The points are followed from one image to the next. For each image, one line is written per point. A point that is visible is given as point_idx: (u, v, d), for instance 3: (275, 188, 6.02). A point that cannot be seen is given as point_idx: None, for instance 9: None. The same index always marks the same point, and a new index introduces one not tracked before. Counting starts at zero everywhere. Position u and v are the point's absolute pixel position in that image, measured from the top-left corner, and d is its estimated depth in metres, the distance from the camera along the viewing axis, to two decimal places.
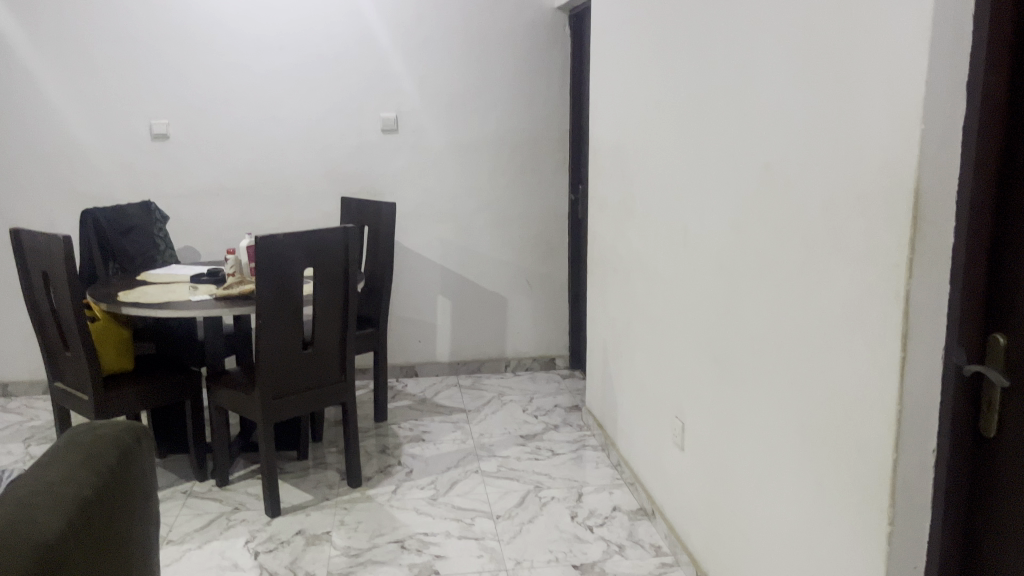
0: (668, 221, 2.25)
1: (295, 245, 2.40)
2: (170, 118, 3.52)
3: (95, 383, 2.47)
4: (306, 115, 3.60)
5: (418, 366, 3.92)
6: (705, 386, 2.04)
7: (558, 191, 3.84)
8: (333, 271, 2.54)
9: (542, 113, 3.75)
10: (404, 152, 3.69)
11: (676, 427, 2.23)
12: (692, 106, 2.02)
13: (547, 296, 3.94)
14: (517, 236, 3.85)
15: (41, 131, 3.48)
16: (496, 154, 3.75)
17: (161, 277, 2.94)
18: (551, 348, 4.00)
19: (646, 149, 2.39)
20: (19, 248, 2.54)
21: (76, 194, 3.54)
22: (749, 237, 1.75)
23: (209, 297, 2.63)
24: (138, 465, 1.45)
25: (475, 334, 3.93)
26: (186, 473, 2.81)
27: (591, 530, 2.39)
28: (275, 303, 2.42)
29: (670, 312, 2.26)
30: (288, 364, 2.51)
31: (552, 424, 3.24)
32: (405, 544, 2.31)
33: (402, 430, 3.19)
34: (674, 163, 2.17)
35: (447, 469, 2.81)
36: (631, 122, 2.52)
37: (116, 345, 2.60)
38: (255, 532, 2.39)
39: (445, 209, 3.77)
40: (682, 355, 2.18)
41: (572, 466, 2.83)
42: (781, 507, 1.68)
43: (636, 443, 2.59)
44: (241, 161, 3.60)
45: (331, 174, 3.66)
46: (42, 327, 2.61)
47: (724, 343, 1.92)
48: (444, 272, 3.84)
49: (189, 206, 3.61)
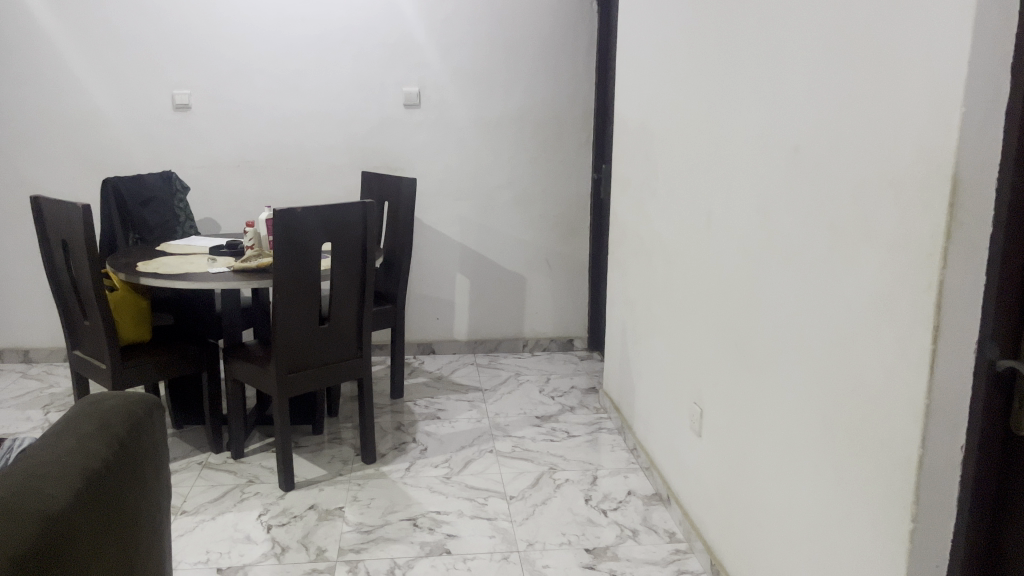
0: (691, 204, 2.20)
1: (313, 220, 2.38)
2: (192, 88, 3.50)
3: (113, 354, 2.48)
4: (327, 88, 3.57)
5: (435, 343, 3.91)
6: (725, 372, 2.00)
7: (581, 170, 3.78)
8: (351, 246, 2.51)
9: (566, 91, 3.69)
10: (427, 128, 3.65)
11: (694, 413, 2.19)
12: (720, 85, 1.97)
13: (567, 277, 3.90)
14: (538, 216, 3.81)
15: (63, 99, 3.47)
16: (519, 132, 3.71)
17: (180, 248, 2.94)
18: (569, 329, 3.97)
19: (672, 129, 2.33)
20: (39, 216, 2.54)
21: (98, 164, 3.54)
22: (776, 221, 1.71)
23: (227, 270, 2.62)
24: (149, 436, 1.44)
25: (493, 313, 3.91)
26: (201, 445, 2.82)
27: (605, 513, 2.37)
28: (293, 277, 2.40)
29: (691, 297, 2.22)
30: (304, 339, 2.50)
31: (569, 405, 3.21)
32: (417, 522, 2.30)
33: (418, 407, 3.18)
34: (700, 144, 2.12)
35: (461, 448, 2.80)
36: (657, 101, 2.47)
37: (134, 315, 2.60)
38: (268, 506, 2.40)
39: (466, 186, 3.73)
40: (703, 341, 2.14)
41: (588, 449, 2.80)
42: (800, 498, 1.64)
43: (653, 428, 2.57)
44: (263, 134, 3.58)
45: (353, 149, 3.64)
46: (61, 296, 2.61)
47: (746, 330, 1.88)
48: (463, 250, 3.81)
49: (210, 177, 3.60)
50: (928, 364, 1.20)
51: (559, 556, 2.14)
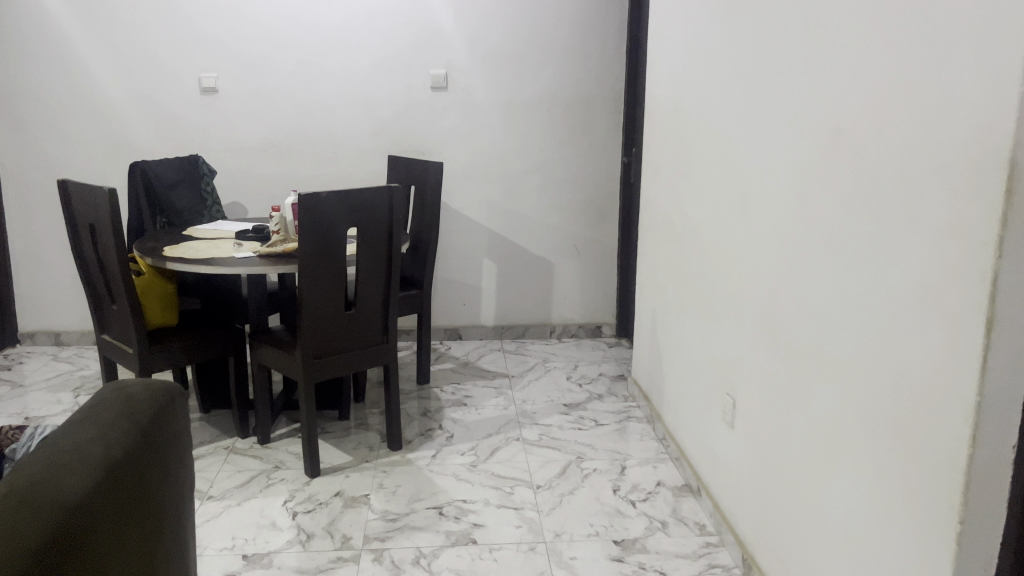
0: (725, 189, 2.14)
1: (339, 205, 2.35)
2: (219, 72, 3.49)
3: (140, 338, 2.47)
4: (354, 71, 3.53)
5: (462, 329, 3.87)
6: (760, 363, 1.94)
7: (611, 153, 3.72)
8: (377, 231, 2.48)
9: (596, 73, 3.62)
10: (454, 112, 3.60)
11: (727, 404, 2.13)
12: (758, 65, 1.90)
13: (595, 262, 3.84)
14: (567, 200, 3.75)
15: (92, 82, 3.47)
16: (547, 115, 3.65)
17: (206, 233, 2.93)
18: (597, 316, 3.92)
19: (705, 112, 2.27)
20: (66, 199, 2.53)
21: (126, 148, 3.54)
22: (815, 207, 1.64)
23: (253, 254, 2.60)
24: (172, 424, 1.41)
25: (521, 298, 3.87)
26: (228, 430, 2.82)
27: (634, 504, 2.32)
28: (318, 262, 2.37)
29: (725, 286, 2.15)
30: (330, 325, 2.48)
31: (596, 393, 3.17)
32: (443, 511, 2.27)
33: (444, 393, 3.15)
34: (735, 126, 2.05)
35: (488, 436, 2.77)
36: (690, 82, 2.40)
37: (162, 300, 2.59)
38: (294, 492, 2.39)
39: (494, 170, 3.68)
40: (736, 331, 2.08)
41: (616, 438, 2.76)
42: (838, 494, 1.58)
43: (683, 418, 2.52)
44: (290, 117, 3.56)
45: (380, 132, 3.60)
46: (89, 279, 2.61)
47: (781, 319, 1.82)
48: (490, 235, 3.77)
49: (237, 161, 3.58)
50: (980, 360, 1.14)
51: (586, 547, 2.10)
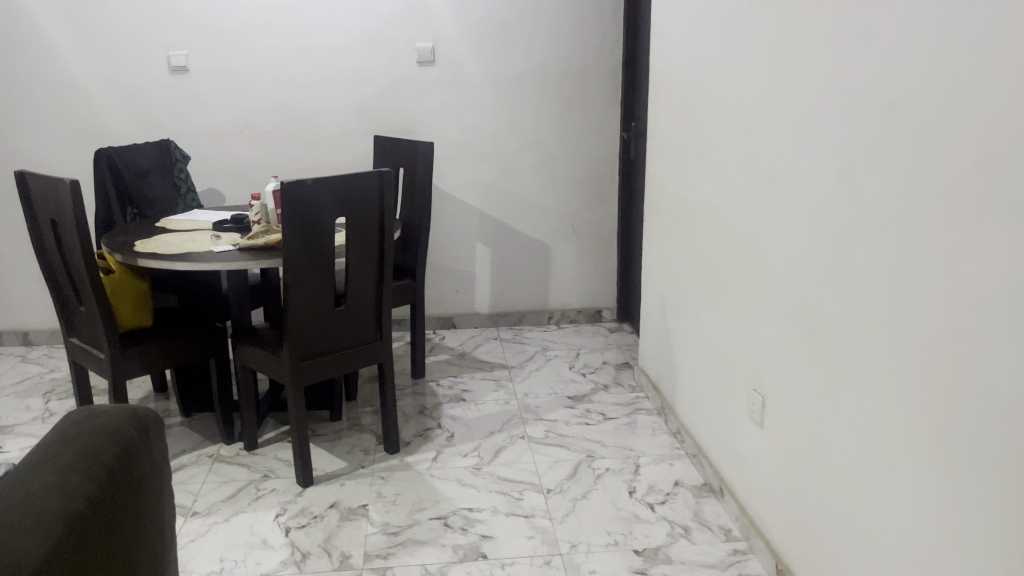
0: (750, 167, 1.96)
1: (326, 193, 2.15)
2: (189, 49, 3.25)
3: (112, 343, 2.27)
4: (334, 45, 3.30)
5: (456, 317, 3.70)
6: (795, 357, 1.78)
7: (609, 128, 3.53)
8: (367, 220, 2.29)
9: (593, 43, 3.41)
10: (443, 88, 3.39)
11: (754, 400, 1.98)
12: (792, 30, 1.71)
13: (594, 244, 3.67)
14: (563, 179, 3.56)
15: (52, 63, 3.22)
16: (541, 90, 3.45)
17: (182, 224, 2.72)
18: (597, 300, 3.75)
19: (725, 83, 2.09)
20: (25, 193, 2.30)
21: (92, 133, 3.31)
22: (864, 187, 1.47)
23: (233, 248, 2.40)
24: (144, 459, 1.23)
25: (516, 283, 3.69)
26: (211, 435, 2.63)
27: (652, 508, 2.17)
28: (304, 255, 2.18)
29: (750, 273, 1.98)
30: (319, 322, 2.29)
31: (602, 383, 3.00)
32: (448, 521, 2.11)
33: (441, 387, 2.98)
34: (762, 98, 1.87)
35: (490, 434, 2.60)
36: (705, 52, 2.21)
37: (134, 299, 2.39)
38: (286, 504, 2.21)
39: (486, 149, 3.49)
40: (765, 322, 1.92)
41: (626, 433, 2.60)
42: (896, 507, 1.43)
43: (700, 413, 2.36)
44: (267, 97, 3.33)
45: (365, 112, 3.39)
46: (54, 279, 2.39)
47: (822, 312, 1.65)
48: (484, 218, 3.58)
49: (212, 145, 3.36)
50: None
51: (606, 559, 1.95)
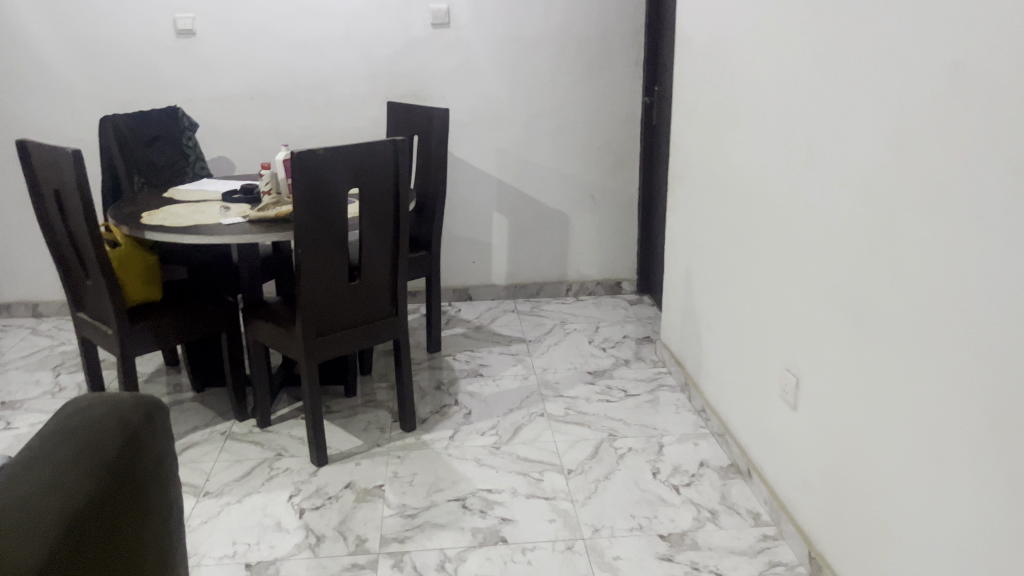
0: (787, 134, 1.85)
1: (338, 163, 2.06)
2: (195, 11, 3.13)
3: (120, 318, 2.20)
4: (346, 7, 3.18)
5: (472, 289, 3.61)
6: (835, 338, 1.68)
7: (631, 93, 3.40)
8: (381, 191, 2.19)
9: (614, 4, 3.27)
10: (458, 51, 3.27)
11: (787, 381, 1.89)
12: None
13: (614, 213, 3.56)
14: (582, 146, 3.45)
15: (56, 27, 3.12)
16: (561, 52, 3.32)
17: (190, 194, 2.63)
18: (616, 271, 3.65)
19: (760, 45, 1.97)
20: (27, 163, 2.22)
21: (99, 100, 3.22)
22: (918, 159, 1.36)
23: (243, 220, 2.32)
24: (150, 449, 1.16)
25: (534, 254, 3.60)
26: (223, 411, 2.57)
27: (677, 490, 2.10)
28: (316, 228, 2.09)
29: (785, 247, 1.88)
30: (333, 298, 2.21)
31: (622, 358, 2.92)
32: (467, 504, 2.04)
33: (458, 362, 2.91)
34: (803, 60, 1.75)
35: (509, 411, 2.53)
36: (738, 12, 2.09)
37: (142, 272, 2.30)
38: (300, 485, 2.15)
39: (503, 115, 3.37)
40: (801, 299, 1.82)
41: (649, 410, 2.52)
42: (945, 501, 1.34)
43: (727, 391, 2.27)
44: (277, 61, 3.23)
45: (378, 76, 3.28)
46: (60, 252, 2.32)
47: (865, 291, 1.56)
48: (500, 186, 3.48)
49: (222, 112, 3.27)
50: None
51: (631, 544, 1.88)
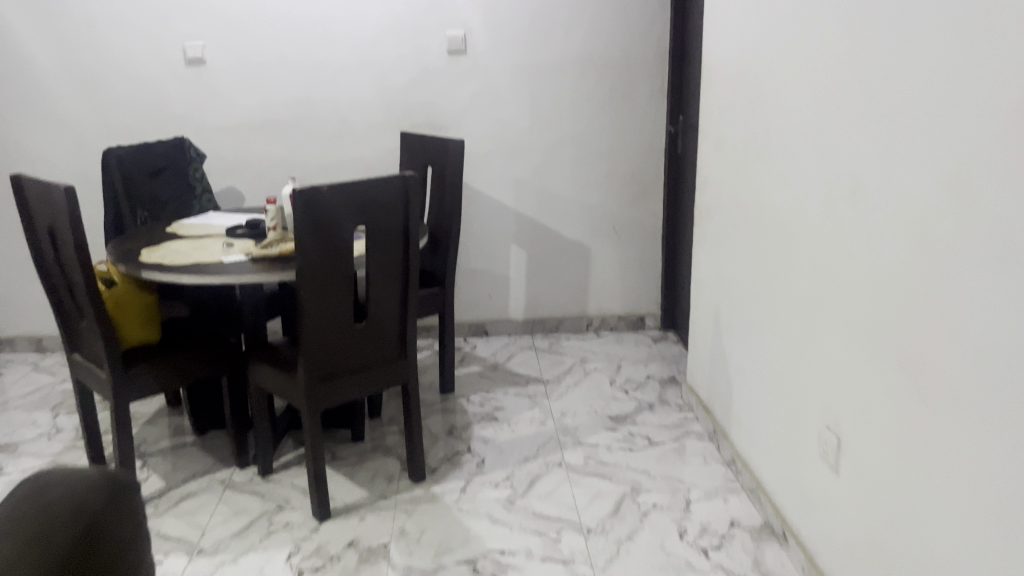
0: (827, 172, 1.71)
1: (343, 200, 1.94)
2: (206, 39, 3.05)
3: (113, 362, 2.09)
4: (360, 34, 3.09)
5: (488, 324, 3.48)
6: (884, 398, 1.53)
7: (655, 122, 3.26)
8: (389, 229, 2.07)
9: (638, 30, 3.15)
10: (475, 79, 3.16)
11: (828, 440, 1.73)
12: (889, 11, 1.45)
13: (636, 246, 3.42)
14: (603, 177, 3.31)
15: (63, 55, 3.05)
16: (582, 80, 3.20)
17: (194, 229, 2.53)
18: (639, 306, 3.50)
19: (796, 75, 1.83)
20: (21, 199, 2.12)
21: (107, 130, 3.14)
22: (985, 208, 1.21)
23: (245, 258, 2.21)
24: (117, 540, 0.90)
25: (553, 288, 3.46)
26: (224, 457, 2.45)
27: (707, 554, 1.93)
28: (319, 269, 1.97)
29: (826, 294, 1.73)
30: (338, 341, 2.08)
31: (646, 401, 2.76)
32: (478, 567, 1.90)
33: (472, 404, 2.76)
34: (848, 91, 1.61)
35: (525, 460, 2.38)
36: (772, 40, 1.95)
37: (139, 313, 2.20)
38: (300, 542, 2.01)
39: (522, 145, 3.25)
40: (845, 351, 1.67)
41: (674, 461, 2.36)
42: None
43: (760, 444, 2.11)
44: (289, 90, 3.13)
45: (392, 105, 3.17)
46: (54, 291, 2.21)
47: (921, 349, 1.40)
48: (518, 218, 3.35)
49: (231, 142, 3.18)
50: None
51: None
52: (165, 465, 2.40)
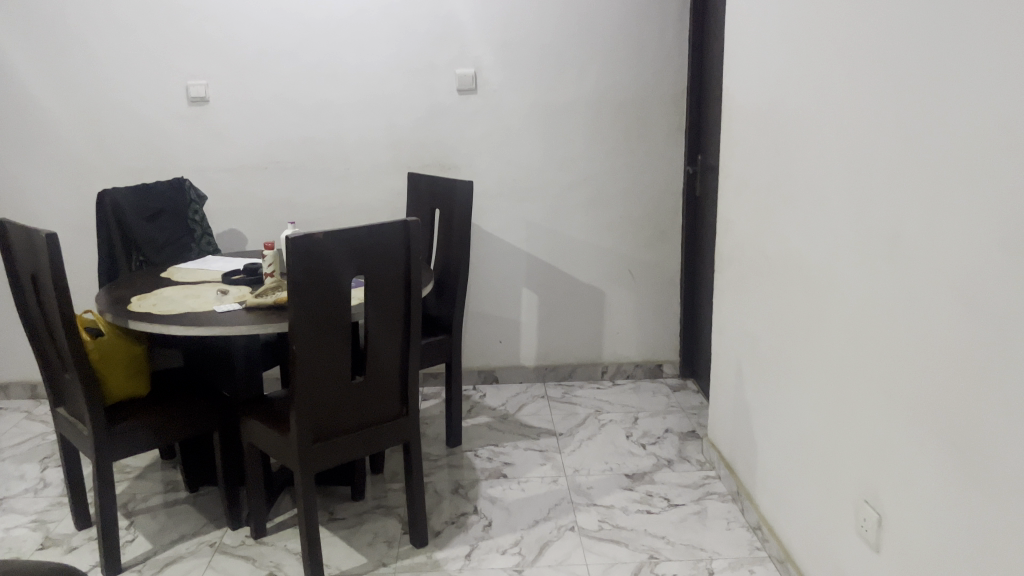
0: (862, 222, 1.57)
1: (340, 248, 1.82)
2: (209, 78, 2.98)
3: (96, 419, 1.97)
4: (366, 72, 3.00)
5: (498, 371, 3.34)
6: (931, 473, 1.37)
7: (672, 162, 3.15)
8: (390, 277, 1.95)
9: (654, 68, 3.05)
10: (486, 118, 3.06)
11: (868, 515, 1.57)
12: (932, 47, 1.32)
13: (653, 290, 3.28)
14: (618, 218, 3.19)
15: (63, 95, 2.99)
16: (596, 119, 3.09)
17: (189, 274, 2.42)
18: (657, 353, 3.35)
19: (826, 115, 1.70)
20: (4, 245, 2.02)
21: (107, 170, 3.06)
22: None
23: (238, 307, 2.09)
24: None
25: (566, 333, 3.32)
26: (216, 517, 2.31)
27: None
28: (315, 321, 1.85)
29: (863, 354, 1.58)
30: (334, 398, 1.94)
31: (664, 457, 2.60)
32: None
33: (479, 459, 2.61)
34: (885, 134, 1.47)
35: (534, 523, 2.22)
36: (798, 78, 1.83)
37: (128, 366, 2.08)
38: None
39: (533, 185, 3.14)
40: (884, 417, 1.51)
41: (695, 525, 2.19)
42: None
43: (789, 511, 1.94)
44: (293, 130, 3.04)
45: (399, 145, 3.07)
46: (39, 342, 2.10)
47: (974, 423, 1.25)
48: (530, 261, 3.22)
49: (234, 183, 3.09)
50: None
51: None
52: (153, 524, 2.27)
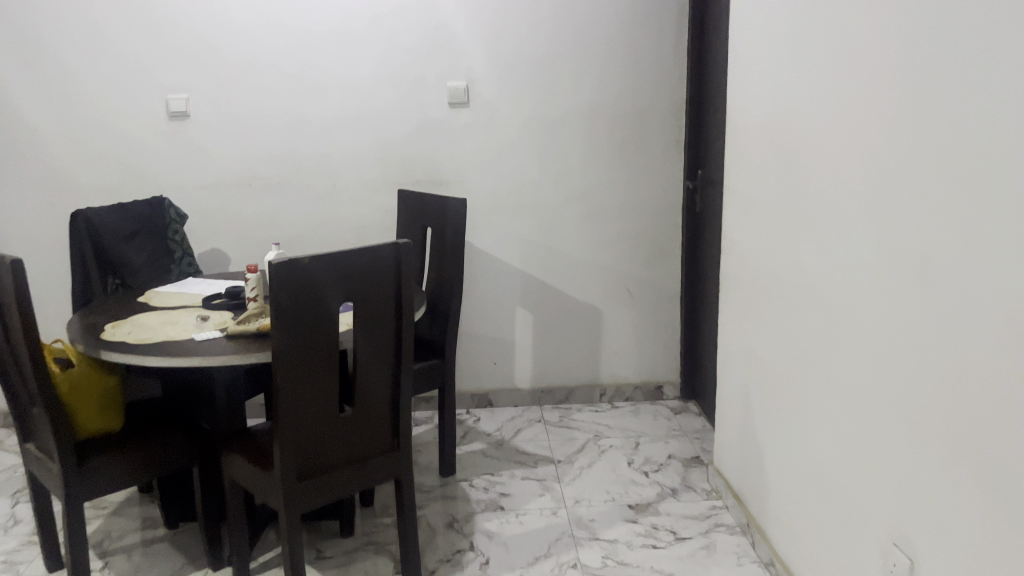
0: (885, 244, 1.47)
1: (327, 273, 1.71)
2: (190, 92, 2.86)
3: (65, 456, 1.83)
4: (353, 85, 2.89)
5: (492, 394, 3.22)
6: (969, 519, 1.26)
7: (670, 177, 3.05)
8: (380, 304, 1.83)
9: (651, 79, 2.96)
10: (478, 132, 2.96)
11: (897, 559, 1.46)
12: (962, 55, 1.22)
13: (652, 309, 3.17)
14: (615, 235, 3.09)
15: (38, 109, 2.86)
16: (592, 133, 2.99)
17: (168, 298, 2.30)
18: (656, 373, 3.25)
19: (842, 129, 1.60)
20: None
21: (84, 188, 2.93)
22: None
23: (219, 334, 1.97)
24: None
25: (563, 354, 3.21)
26: (196, 557, 2.17)
27: None
28: (300, 352, 1.73)
29: (888, 386, 1.48)
30: (320, 433, 1.82)
31: (668, 486, 2.48)
32: None
33: (475, 490, 2.49)
34: (911, 152, 1.37)
35: (534, 561, 2.10)
36: (811, 91, 1.73)
37: (100, 399, 1.95)
38: None
39: (528, 202, 3.03)
40: (913, 454, 1.41)
41: (703, 561, 2.08)
42: None
43: (806, 548, 1.83)
44: (278, 145, 2.93)
45: (389, 160, 2.96)
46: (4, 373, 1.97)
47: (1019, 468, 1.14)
48: (525, 280, 3.11)
49: (217, 201, 2.96)
50: None
51: None
52: (128, 566, 2.13)
